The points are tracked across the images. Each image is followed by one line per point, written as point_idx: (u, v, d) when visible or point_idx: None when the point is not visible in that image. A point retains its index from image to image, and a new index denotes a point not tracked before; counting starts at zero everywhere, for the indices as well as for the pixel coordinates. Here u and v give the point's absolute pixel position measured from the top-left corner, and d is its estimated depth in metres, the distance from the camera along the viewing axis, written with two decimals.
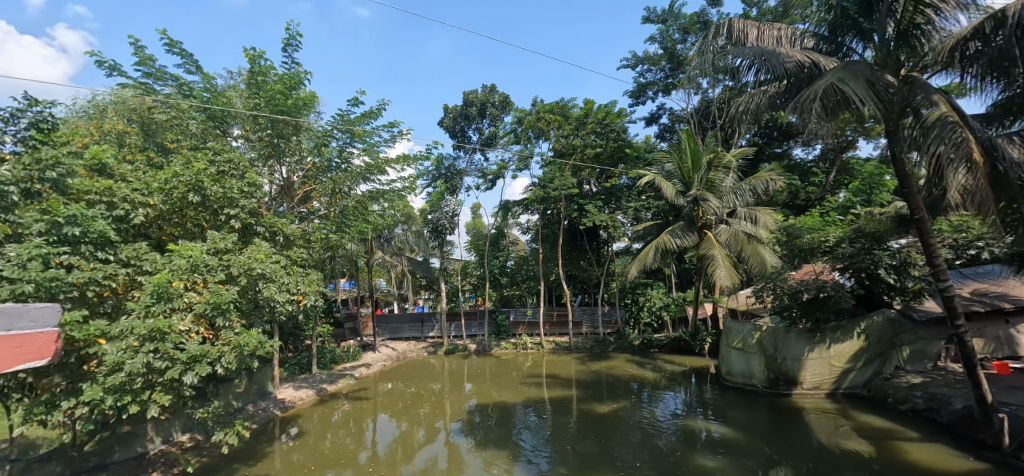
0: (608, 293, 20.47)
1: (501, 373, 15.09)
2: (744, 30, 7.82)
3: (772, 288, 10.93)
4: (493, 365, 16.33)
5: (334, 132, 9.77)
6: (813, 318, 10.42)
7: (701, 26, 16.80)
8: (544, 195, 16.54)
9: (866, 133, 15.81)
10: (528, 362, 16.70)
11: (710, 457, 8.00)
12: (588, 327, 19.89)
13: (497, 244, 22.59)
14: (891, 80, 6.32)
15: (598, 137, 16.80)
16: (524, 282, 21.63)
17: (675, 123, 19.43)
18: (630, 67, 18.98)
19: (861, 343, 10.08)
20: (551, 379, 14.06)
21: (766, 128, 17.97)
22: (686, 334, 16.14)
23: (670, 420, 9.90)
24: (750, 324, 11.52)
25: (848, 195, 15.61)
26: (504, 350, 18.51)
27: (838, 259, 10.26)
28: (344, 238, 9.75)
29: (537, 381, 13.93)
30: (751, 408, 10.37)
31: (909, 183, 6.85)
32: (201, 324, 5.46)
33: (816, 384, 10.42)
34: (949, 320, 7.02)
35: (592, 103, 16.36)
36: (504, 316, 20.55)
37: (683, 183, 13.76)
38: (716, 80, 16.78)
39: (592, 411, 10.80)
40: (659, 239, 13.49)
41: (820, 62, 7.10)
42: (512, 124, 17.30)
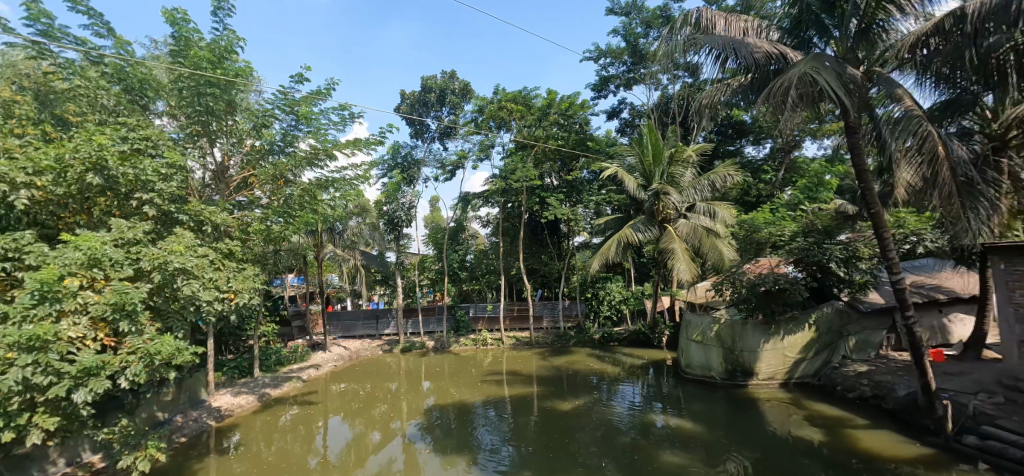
0: (569, 287, 20.30)
1: (460, 370, 14.62)
2: (712, 19, 7.64)
3: (731, 282, 11.03)
4: (451, 362, 15.81)
5: (276, 112, 8.96)
6: (768, 310, 10.56)
7: (663, 21, 16.86)
8: (506, 186, 16.07)
9: (813, 132, 16.36)
10: (487, 358, 16.29)
11: (670, 451, 7.88)
12: (549, 322, 19.69)
13: (455, 238, 21.90)
14: (856, 74, 6.47)
15: (560, 129, 16.65)
16: (484, 277, 21.18)
17: (635, 118, 19.51)
18: (593, 60, 18.80)
19: (812, 333, 10.45)
20: (512, 376, 13.73)
21: (722, 126, 18.24)
22: (645, 327, 16.26)
23: (629, 415, 9.77)
24: (709, 317, 11.53)
25: (794, 192, 16.13)
26: (464, 347, 17.98)
27: (792, 252, 10.60)
28: (291, 230, 8.92)
29: (498, 378, 13.51)
30: (710, 400, 10.34)
31: (866, 178, 6.93)
32: (99, 329, 4.78)
33: (771, 374, 10.61)
34: (899, 309, 7.14)
35: (555, 94, 16.03)
36: (463, 311, 20.02)
37: (644, 176, 13.68)
38: (675, 76, 16.87)
39: (554, 408, 10.56)
40: (620, 233, 13.30)
41: (788, 54, 7.17)
42: (472, 113, 16.68)
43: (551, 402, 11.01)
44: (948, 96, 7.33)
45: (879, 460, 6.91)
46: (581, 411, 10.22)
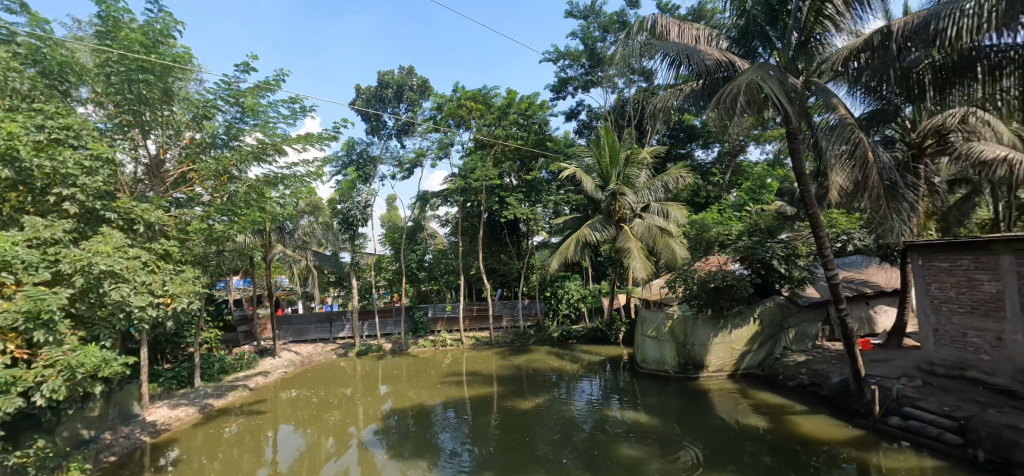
0: (528, 287, 20.27)
1: (418, 373, 14.30)
2: (667, 26, 7.88)
3: (683, 280, 11.43)
4: (409, 365, 15.42)
5: (218, 102, 8.38)
6: (717, 306, 10.94)
7: (620, 26, 17.25)
8: (465, 185, 15.86)
9: (757, 137, 17.19)
10: (446, 359, 16.05)
11: (628, 444, 8.00)
12: (508, 321, 19.63)
13: (413, 238, 21.40)
14: (796, 83, 6.82)
15: (520, 128, 16.78)
16: (442, 277, 20.87)
17: (593, 120, 19.84)
18: (552, 61, 18.93)
19: (756, 327, 10.97)
20: (472, 376, 13.57)
21: (673, 130, 18.85)
22: (601, 324, 16.56)
23: (588, 412, 9.86)
24: (663, 313, 11.80)
25: (741, 194, 16.90)
26: (422, 349, 17.61)
27: (739, 250, 11.08)
28: (234, 229, 8.39)
29: (457, 379, 13.31)
30: (664, 393, 10.60)
31: (804, 180, 7.32)
32: (8, 341, 4.30)
33: (719, 367, 11.03)
34: (833, 301, 7.59)
35: (514, 93, 16.01)
36: (422, 312, 19.63)
37: (601, 177, 13.89)
38: (631, 80, 17.27)
39: (514, 407, 10.51)
40: (579, 233, 13.44)
41: (736, 63, 7.43)
42: (430, 110, 16.38)
43: (511, 401, 10.96)
44: (874, 107, 7.86)
45: (819, 443, 7.29)
46: (540, 409, 10.22)
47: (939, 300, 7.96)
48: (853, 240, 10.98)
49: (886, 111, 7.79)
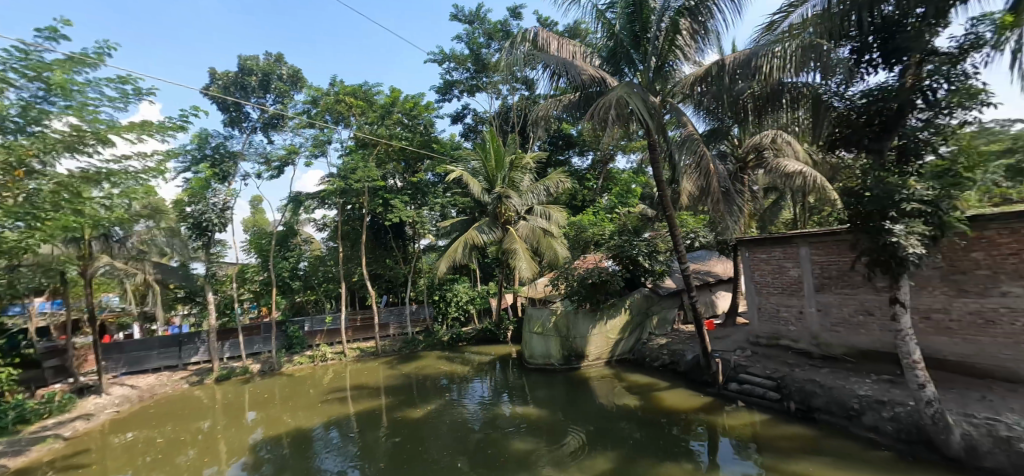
0: (416, 291, 19.70)
1: (294, 394, 13.23)
2: (547, 40, 8.51)
3: (565, 277, 12.43)
4: (283, 386, 14.20)
5: (10, 75, 6.91)
6: (594, 300, 12.00)
7: (504, 35, 18.04)
8: (345, 186, 14.97)
9: (624, 147, 19.21)
10: (328, 375, 15.10)
11: (518, 439, 8.43)
12: (395, 328, 19.02)
13: (285, 244, 19.51)
14: (655, 102, 7.93)
15: (404, 129, 16.44)
16: (320, 286, 19.41)
17: (478, 124, 20.32)
18: (437, 63, 18.95)
19: (627, 316, 12.32)
20: (357, 391, 13.00)
21: (553, 138, 20.15)
22: (490, 324, 17.09)
23: (478, 412, 10.12)
24: (547, 309, 12.48)
25: (611, 198, 18.74)
26: (298, 367, 16.29)
27: (611, 248, 12.36)
28: (30, 237, 7.50)
29: (341, 396, 12.64)
30: (550, 385, 11.36)
31: (660, 187, 8.54)
32: None
33: (597, 355, 12.16)
34: (686, 291, 8.90)
35: (398, 93, 15.72)
36: (297, 326, 17.98)
37: (487, 180, 14.35)
38: (514, 88, 18.04)
39: (404, 417, 10.35)
40: (466, 235, 13.62)
41: (607, 81, 8.34)
42: (303, 104, 15.31)
43: (400, 412, 10.75)
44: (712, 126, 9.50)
45: (677, 413, 8.52)
46: (431, 417, 10.20)
47: (761, 285, 9.79)
48: (697, 239, 12.78)
49: (719, 131, 9.54)
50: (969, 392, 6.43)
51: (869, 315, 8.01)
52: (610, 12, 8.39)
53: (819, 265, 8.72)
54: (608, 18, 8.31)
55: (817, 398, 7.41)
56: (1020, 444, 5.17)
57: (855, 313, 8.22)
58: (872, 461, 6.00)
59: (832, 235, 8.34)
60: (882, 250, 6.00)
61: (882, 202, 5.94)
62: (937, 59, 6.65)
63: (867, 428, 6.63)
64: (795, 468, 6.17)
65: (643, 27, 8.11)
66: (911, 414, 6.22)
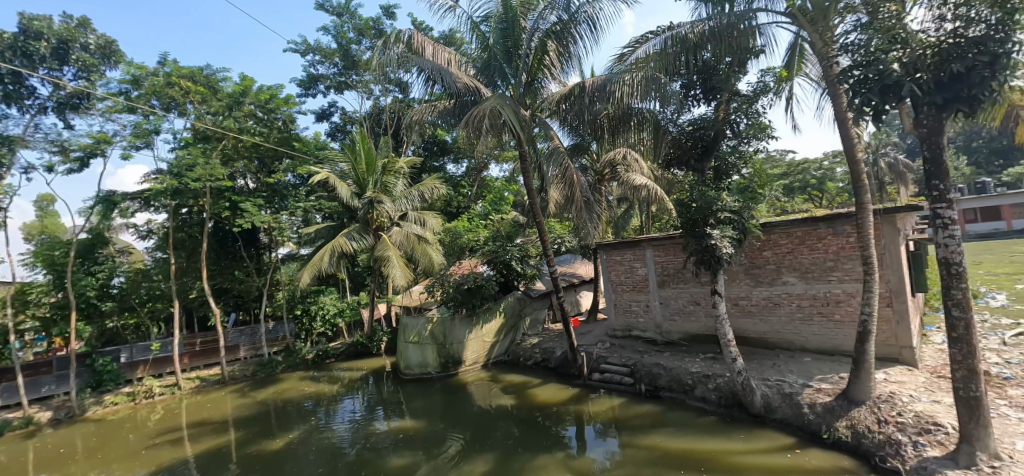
0: (273, 306, 17.18)
1: (105, 435, 10.63)
2: (421, 44, 8.67)
3: (441, 283, 12.57)
4: (84, 427, 11.10)
5: None
6: (470, 305, 12.30)
7: (376, 33, 17.70)
8: (177, 185, 12.17)
9: (497, 157, 20.02)
10: (155, 414, 11.83)
11: (396, 455, 8.06)
12: (247, 350, 16.18)
13: (86, 253, 12.88)
14: (525, 115, 8.54)
15: (257, 122, 14.09)
16: (143, 309, 13.98)
17: (346, 124, 19.32)
18: (300, 54, 17.63)
19: (501, 319, 12.90)
20: (196, 424, 10.85)
21: (427, 144, 20.14)
22: (362, 338, 16.31)
23: (350, 431, 9.38)
24: (423, 317, 12.11)
25: (485, 205, 19.34)
26: (107, 411, 12.15)
27: (486, 253, 12.88)
28: None
29: (174, 430, 10.59)
30: (428, 395, 11.10)
31: (531, 195, 9.21)
32: None
33: (474, 359, 12.46)
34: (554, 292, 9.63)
35: (250, 81, 13.57)
36: (108, 360, 13.12)
37: (357, 184, 13.75)
38: (387, 89, 17.65)
39: (259, 449, 8.95)
40: (334, 243, 12.71)
41: (481, 90, 8.73)
42: (119, 82, 11.86)
43: (253, 444, 9.21)
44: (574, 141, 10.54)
45: (549, 406, 9.20)
46: (292, 444, 9.03)
47: (616, 283, 11.10)
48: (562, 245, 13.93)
49: (579, 146, 10.64)
50: (764, 360, 8.21)
51: (697, 304, 9.68)
52: (485, 26, 8.94)
53: (660, 265, 10.24)
54: (482, 30, 8.83)
55: (661, 379, 8.71)
56: (797, 397, 6.82)
57: (687, 304, 9.86)
58: (702, 425, 7.26)
59: (670, 239, 9.86)
60: (706, 251, 7.34)
61: (705, 211, 7.28)
62: (738, 100, 8.59)
63: (698, 398, 7.99)
64: (647, 440, 7.16)
65: (515, 43, 8.69)
66: (728, 383, 7.69)
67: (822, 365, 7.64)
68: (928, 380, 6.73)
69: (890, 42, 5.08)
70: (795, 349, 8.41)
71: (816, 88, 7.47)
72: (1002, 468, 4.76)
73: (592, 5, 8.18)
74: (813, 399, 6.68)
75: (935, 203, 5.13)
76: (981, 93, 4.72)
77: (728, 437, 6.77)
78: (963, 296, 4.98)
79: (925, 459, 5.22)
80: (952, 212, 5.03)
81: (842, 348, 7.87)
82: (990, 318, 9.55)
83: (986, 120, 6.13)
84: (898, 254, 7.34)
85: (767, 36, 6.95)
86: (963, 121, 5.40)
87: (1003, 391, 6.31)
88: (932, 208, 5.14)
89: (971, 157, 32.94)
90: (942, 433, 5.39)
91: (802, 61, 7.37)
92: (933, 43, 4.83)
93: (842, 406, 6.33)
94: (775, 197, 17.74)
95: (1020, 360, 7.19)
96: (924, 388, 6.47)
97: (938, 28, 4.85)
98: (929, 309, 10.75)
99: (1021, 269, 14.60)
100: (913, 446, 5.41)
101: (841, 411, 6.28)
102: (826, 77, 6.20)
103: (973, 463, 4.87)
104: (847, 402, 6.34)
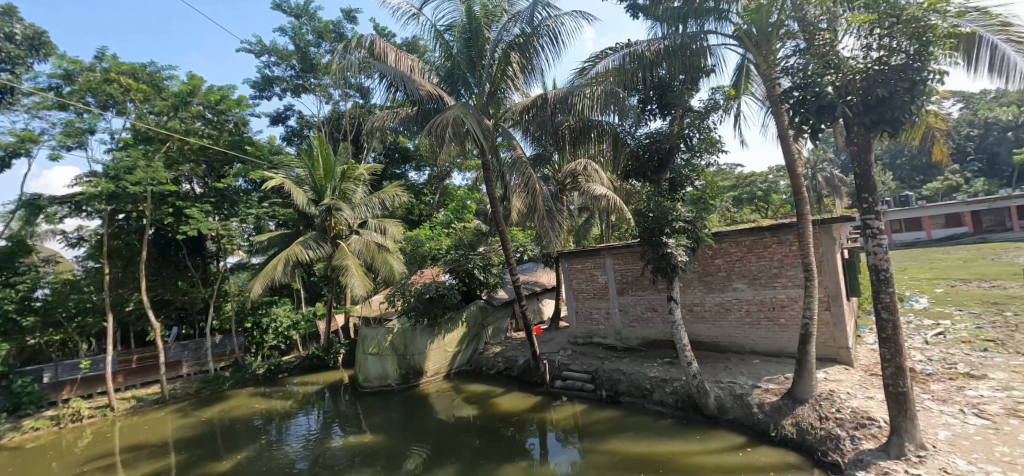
0: (219, 319, 16.26)
1: (26, 463, 9.70)
2: (384, 49, 8.63)
3: (401, 293, 12.37)
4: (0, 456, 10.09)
5: None
6: (431, 315, 12.17)
7: (336, 37, 17.40)
8: (113, 189, 11.33)
9: (459, 165, 20.01)
10: (84, 439, 10.86)
11: (354, 471, 7.78)
12: (191, 366, 15.23)
13: (6, 260, 11.84)
14: (487, 124, 8.60)
15: (205, 124, 13.34)
16: (71, 322, 12.86)
17: (304, 128, 18.78)
18: (254, 54, 17.04)
19: (463, 328, 12.83)
20: (132, 447, 10.10)
21: (388, 150, 19.86)
22: (318, 350, 15.76)
23: (304, 448, 9.00)
24: (383, 328, 11.90)
25: (447, 213, 19.25)
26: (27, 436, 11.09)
27: (448, 262, 12.81)
28: None
29: (106, 455, 9.78)
30: (387, 408, 10.81)
31: (494, 203, 9.28)
32: None
33: (436, 369, 12.29)
34: (516, 300, 9.68)
35: (199, 81, 12.88)
36: (30, 381, 12.06)
37: (314, 191, 13.36)
38: (347, 94, 17.31)
39: (203, 472, 8.44)
40: (288, 251, 12.20)
41: (444, 98, 8.77)
42: (50, 77, 11.10)
43: (197, 467, 8.69)
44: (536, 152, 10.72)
45: (512, 415, 9.22)
46: (241, 464, 8.58)
47: (577, 291, 11.32)
48: (524, 254, 13.99)
49: (541, 156, 10.84)
50: (717, 363, 8.59)
51: (654, 311, 10.03)
52: (448, 35, 9.01)
53: (620, 272, 10.55)
54: (446, 40, 8.89)
55: (621, 384, 8.94)
56: (747, 398, 7.19)
57: (645, 310, 10.20)
58: (660, 428, 7.50)
59: (629, 247, 10.20)
60: (662, 259, 7.64)
61: (661, 221, 7.60)
62: (691, 116, 9.19)
63: (656, 402, 8.26)
64: (608, 445, 7.32)
65: (478, 54, 8.80)
66: (684, 386, 7.99)
67: (769, 367, 8.08)
68: (862, 378, 7.27)
69: (824, 67, 5.47)
70: (744, 352, 8.86)
71: (761, 106, 8.01)
72: (926, 456, 5.21)
73: (554, 19, 8.42)
74: (761, 399, 7.06)
75: (865, 215, 5.62)
76: (901, 116, 5.22)
77: (684, 439, 7.03)
78: (891, 299, 5.44)
79: (861, 451, 5.62)
80: (880, 223, 5.52)
81: (787, 350, 8.37)
82: (915, 319, 10.43)
83: (908, 139, 6.76)
84: (835, 261, 7.93)
85: (717, 56, 7.40)
86: (888, 140, 5.94)
87: (926, 386, 6.91)
88: (863, 219, 5.62)
89: (896, 173, 35.96)
90: (875, 427, 5.84)
91: (749, 81, 7.90)
92: (862, 69, 5.27)
93: (788, 405, 6.72)
94: (725, 207, 18.68)
95: (940, 358, 7.90)
96: (859, 385, 6.98)
97: (866, 56, 5.31)
98: (863, 312, 11.62)
99: (939, 275, 16.04)
100: (851, 440, 5.82)
101: (787, 409, 6.67)
102: (770, 97, 6.67)
103: (902, 453, 5.29)
104: (792, 400, 6.75)
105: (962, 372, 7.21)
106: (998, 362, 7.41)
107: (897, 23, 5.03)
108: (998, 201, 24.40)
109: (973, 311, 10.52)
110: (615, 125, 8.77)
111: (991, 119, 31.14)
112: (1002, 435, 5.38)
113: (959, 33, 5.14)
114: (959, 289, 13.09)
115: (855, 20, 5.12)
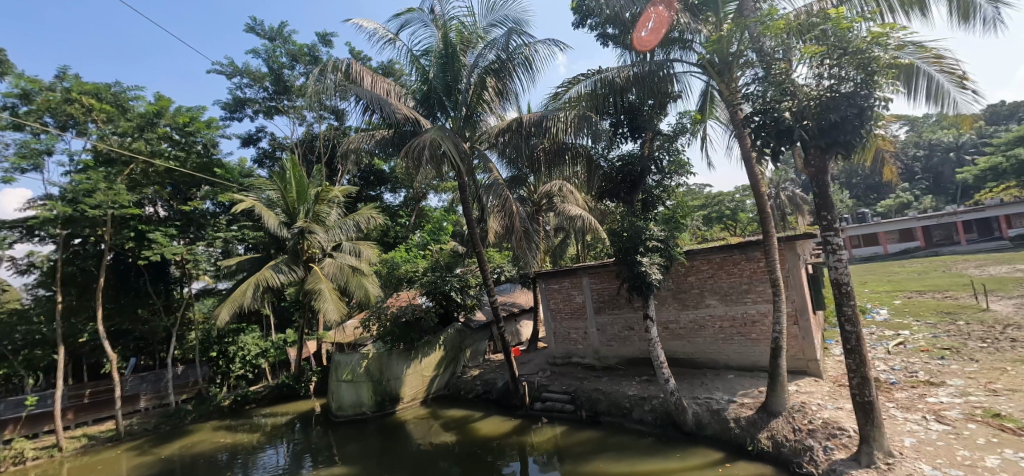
0: (182, 349, 15.49)
1: None
2: (359, 73, 8.66)
3: (376, 317, 12.11)
4: None
5: None
6: (408, 340, 11.99)
7: (311, 59, 17.39)
8: (71, 213, 10.83)
9: (436, 187, 20.04)
10: None
11: None
12: (149, 399, 14.37)
13: None
14: (463, 148, 8.65)
15: (172, 146, 12.98)
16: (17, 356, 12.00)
17: (276, 150, 18.50)
18: (225, 76, 16.81)
19: (441, 352, 12.69)
20: None
21: (364, 172, 19.69)
22: (289, 378, 15.19)
23: None
24: (358, 353, 11.54)
25: (424, 234, 19.17)
26: None
27: (424, 284, 12.63)
28: None
29: None
30: (362, 437, 10.42)
31: (471, 224, 9.34)
32: None
33: (412, 395, 12.03)
34: (495, 323, 9.37)
35: (167, 102, 12.58)
36: None
37: (287, 213, 13.07)
38: (321, 116, 17.23)
39: None
40: (258, 275, 11.77)
41: (420, 120, 8.80)
42: (5, 97, 10.66)
43: None
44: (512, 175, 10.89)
45: (492, 440, 9.05)
46: None
47: (555, 311, 11.35)
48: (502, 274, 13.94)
49: (516, 178, 11.03)
50: (694, 379, 8.73)
51: (631, 329, 10.18)
52: (424, 59, 9.14)
53: (596, 292, 10.69)
54: (423, 65, 8.99)
55: (601, 404, 8.95)
56: (723, 413, 7.31)
57: (622, 329, 10.33)
58: (641, 447, 7.50)
59: (605, 266, 10.36)
60: (637, 277, 7.78)
61: (635, 240, 7.80)
62: (660, 139, 9.59)
63: (635, 421, 8.28)
64: (589, 467, 7.26)
65: (454, 79, 8.91)
66: (662, 404, 8.07)
67: (744, 381, 8.27)
68: (831, 389, 7.53)
69: (781, 94, 5.82)
70: (719, 367, 9.05)
71: (725, 130, 8.49)
72: (895, 463, 5.40)
73: (528, 46, 8.68)
74: (737, 413, 7.19)
75: (825, 232, 5.92)
76: (853, 139, 5.57)
77: (665, 457, 7.06)
78: (853, 311, 5.70)
79: (834, 461, 5.78)
80: (839, 239, 5.83)
81: (760, 363, 8.61)
82: (876, 330, 10.90)
83: (861, 160, 7.21)
84: (800, 277, 8.26)
85: (683, 83, 7.77)
86: (843, 162, 6.32)
87: (891, 395, 7.18)
88: (823, 235, 5.93)
89: (852, 191, 37.96)
90: (846, 436, 6.04)
91: (714, 106, 8.36)
92: (816, 96, 5.61)
93: (762, 418, 6.86)
94: (695, 226, 19.24)
95: (901, 366, 8.26)
96: (829, 396, 7.21)
97: (819, 84, 5.63)
98: (829, 325, 12.08)
99: (898, 287, 16.84)
100: (824, 451, 5.97)
101: (762, 423, 6.80)
102: (733, 121, 7.00)
103: (872, 462, 5.46)
104: (766, 414, 6.89)
105: (922, 379, 7.56)
106: (953, 369, 7.81)
107: (844, 54, 5.39)
108: (946, 216, 25.99)
109: (928, 321, 11.07)
110: (590, 146, 9.01)
111: (934, 141, 33.48)
112: (962, 439, 5.64)
113: (900, 63, 5.56)
114: (915, 300, 13.79)
115: (807, 51, 5.44)
